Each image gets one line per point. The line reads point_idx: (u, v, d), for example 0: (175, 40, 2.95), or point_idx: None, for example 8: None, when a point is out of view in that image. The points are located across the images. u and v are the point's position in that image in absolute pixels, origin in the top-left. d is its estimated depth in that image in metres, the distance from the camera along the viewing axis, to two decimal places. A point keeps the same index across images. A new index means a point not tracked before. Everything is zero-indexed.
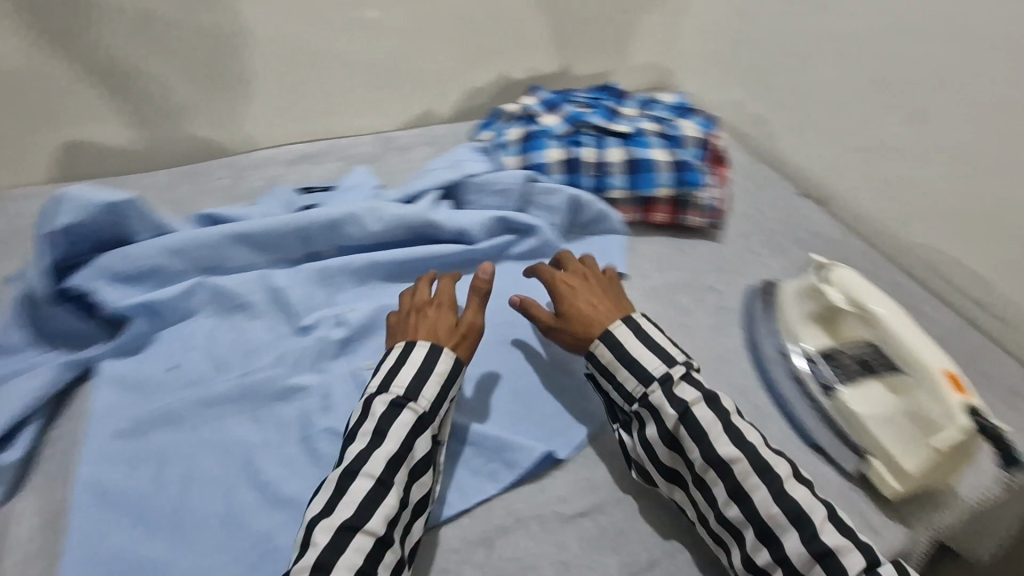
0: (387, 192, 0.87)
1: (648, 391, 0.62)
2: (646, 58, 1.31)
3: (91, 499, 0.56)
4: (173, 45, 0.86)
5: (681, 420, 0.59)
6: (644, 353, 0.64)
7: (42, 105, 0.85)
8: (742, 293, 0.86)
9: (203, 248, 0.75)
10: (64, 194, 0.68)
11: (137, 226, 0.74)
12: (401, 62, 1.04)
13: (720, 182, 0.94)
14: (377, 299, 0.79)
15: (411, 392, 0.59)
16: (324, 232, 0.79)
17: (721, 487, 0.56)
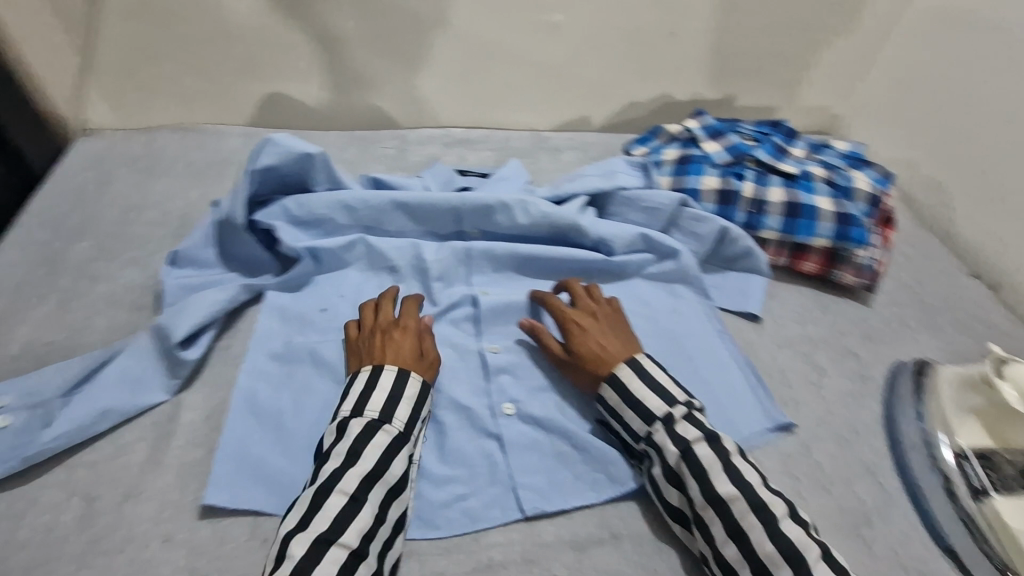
0: (538, 189, 0.90)
1: (651, 430, 0.60)
2: (817, 100, 1.24)
3: (244, 407, 0.63)
4: (375, 23, 0.95)
5: (681, 458, 0.57)
6: (648, 395, 0.62)
7: (259, 60, 0.96)
8: (887, 365, 0.79)
9: (369, 208, 0.81)
10: (270, 138, 0.78)
11: (318, 178, 0.82)
12: (570, 67, 1.07)
13: (882, 244, 0.88)
14: (513, 287, 0.80)
15: (385, 414, 0.59)
16: (476, 215, 0.82)
17: (719, 526, 0.54)
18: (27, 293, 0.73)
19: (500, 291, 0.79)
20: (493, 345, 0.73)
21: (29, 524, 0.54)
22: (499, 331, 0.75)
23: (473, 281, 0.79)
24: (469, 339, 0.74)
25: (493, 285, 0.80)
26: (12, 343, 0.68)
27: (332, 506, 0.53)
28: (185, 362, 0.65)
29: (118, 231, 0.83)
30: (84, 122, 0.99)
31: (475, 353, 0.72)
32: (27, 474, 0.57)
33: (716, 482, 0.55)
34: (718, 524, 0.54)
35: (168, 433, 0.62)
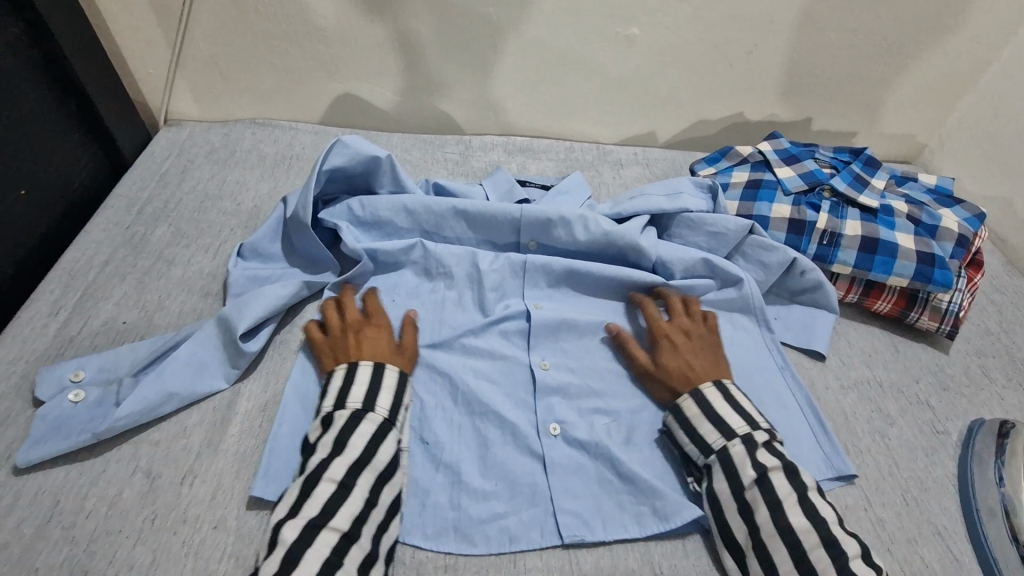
0: (598, 205, 0.88)
1: (728, 444, 0.60)
2: (901, 126, 1.18)
3: (294, 401, 0.65)
4: (451, 30, 0.95)
5: (757, 482, 0.57)
6: (730, 412, 0.63)
7: (337, 61, 0.99)
8: (965, 420, 0.73)
9: (430, 213, 0.81)
10: (342, 141, 0.80)
11: (383, 180, 0.84)
12: (641, 81, 1.05)
13: (968, 289, 0.82)
14: (567, 303, 0.79)
15: (369, 402, 0.61)
16: (536, 227, 0.81)
17: (784, 554, 0.54)
18: (108, 271, 0.77)
19: (553, 305, 0.78)
20: (543, 361, 0.72)
21: (95, 496, 0.57)
22: (549, 347, 0.74)
23: (528, 294, 0.79)
24: (519, 352, 0.73)
25: (547, 299, 0.79)
26: (93, 318, 0.72)
27: (321, 492, 0.54)
28: (246, 355, 0.67)
29: (194, 218, 0.87)
30: (170, 110, 1.04)
31: (524, 367, 0.71)
32: (96, 448, 0.60)
33: (788, 513, 0.55)
34: (784, 551, 0.54)
35: (225, 419, 0.64)
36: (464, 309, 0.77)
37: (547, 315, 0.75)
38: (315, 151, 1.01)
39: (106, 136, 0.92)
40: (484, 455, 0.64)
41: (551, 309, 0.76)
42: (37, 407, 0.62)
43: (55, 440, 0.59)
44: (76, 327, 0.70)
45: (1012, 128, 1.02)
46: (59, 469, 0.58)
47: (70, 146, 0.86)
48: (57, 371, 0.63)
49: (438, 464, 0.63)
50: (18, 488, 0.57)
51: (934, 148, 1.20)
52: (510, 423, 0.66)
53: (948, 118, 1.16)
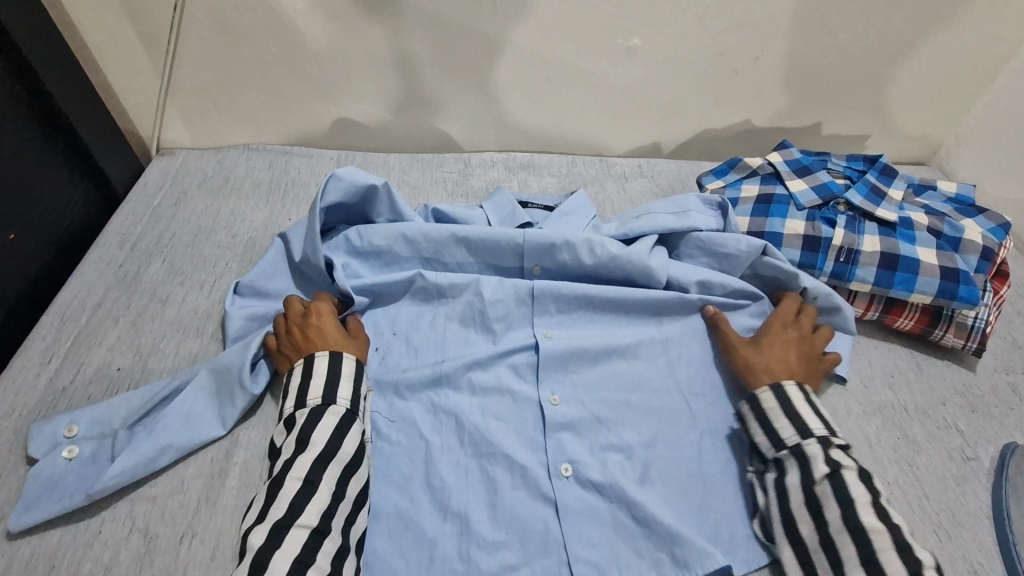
0: (603, 225, 0.85)
1: (803, 442, 0.60)
2: (914, 126, 1.14)
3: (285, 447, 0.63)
4: (446, 48, 0.92)
5: (830, 478, 0.57)
6: (808, 412, 0.62)
7: (330, 82, 0.96)
8: (996, 444, 0.70)
9: (430, 241, 0.78)
10: (336, 173, 0.77)
11: (380, 209, 0.81)
12: (644, 92, 1.01)
13: (995, 302, 0.78)
14: (577, 331, 0.76)
15: (329, 395, 0.61)
16: (540, 252, 0.78)
17: (852, 552, 0.53)
18: (101, 314, 0.75)
19: (563, 334, 0.75)
20: (552, 396, 0.69)
21: (91, 559, 0.55)
22: (558, 380, 0.70)
23: (535, 322, 0.75)
24: (528, 387, 0.70)
25: (556, 327, 0.76)
26: (87, 366, 0.70)
27: (287, 491, 0.54)
28: (251, 394, 0.64)
29: (189, 253, 0.84)
30: (162, 139, 1.02)
31: (531, 404, 0.68)
32: (91, 508, 0.58)
33: (862, 513, 0.54)
34: (851, 549, 0.53)
35: (224, 469, 0.62)
36: (468, 341, 0.73)
37: (557, 345, 0.72)
38: (311, 175, 0.98)
39: (96, 170, 0.90)
40: (494, 502, 0.61)
41: (559, 339, 0.73)
42: (29, 465, 0.60)
43: (49, 502, 0.56)
44: (68, 376, 0.68)
45: None
46: (53, 532, 0.56)
47: (59, 182, 0.85)
48: (49, 427, 0.61)
49: (446, 513, 0.60)
50: (10, 554, 0.54)
51: (950, 148, 1.16)
52: (520, 466, 0.63)
53: (963, 116, 1.12)
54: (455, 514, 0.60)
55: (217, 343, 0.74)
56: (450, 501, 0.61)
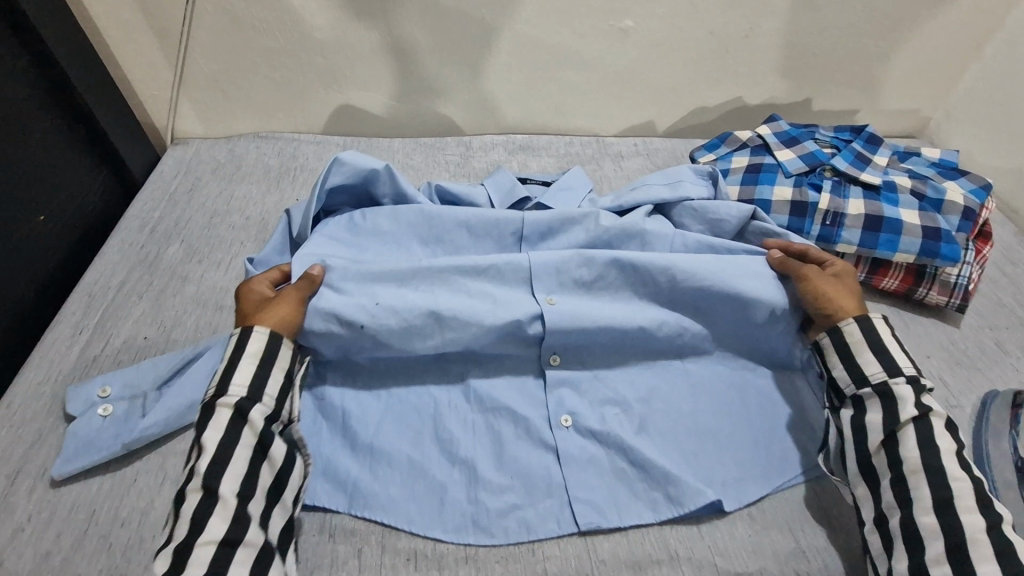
0: (599, 200, 0.88)
1: (891, 380, 0.63)
2: (905, 101, 1.16)
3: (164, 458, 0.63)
4: (447, 33, 0.96)
5: (915, 419, 0.60)
6: (896, 351, 0.65)
7: (337, 70, 1.00)
8: (980, 394, 0.73)
9: (433, 221, 0.82)
10: (338, 159, 0.81)
11: (382, 189, 0.85)
12: (638, 72, 1.05)
13: (978, 262, 0.81)
14: (581, 298, 0.72)
15: (219, 387, 0.58)
16: (540, 229, 0.81)
17: (925, 493, 0.56)
18: (125, 292, 0.80)
19: (567, 298, 0.71)
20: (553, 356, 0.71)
21: (128, 505, 0.59)
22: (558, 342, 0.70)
23: (536, 288, 0.72)
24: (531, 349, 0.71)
25: (559, 291, 0.72)
26: (115, 338, 0.74)
27: (189, 505, 0.52)
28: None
29: (205, 234, 0.89)
30: (175, 130, 1.06)
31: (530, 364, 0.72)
32: (127, 458, 0.62)
33: (945, 462, 0.57)
34: (925, 490, 0.56)
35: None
36: (466, 316, 0.67)
37: (560, 314, 0.69)
38: (319, 161, 1.03)
39: (116, 159, 0.95)
40: (500, 451, 0.65)
41: (570, 314, 0.69)
42: (67, 424, 0.65)
43: (86, 454, 0.61)
44: (98, 347, 0.73)
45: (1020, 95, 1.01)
46: (93, 481, 0.60)
47: (81, 170, 0.89)
48: (85, 390, 0.66)
49: (455, 460, 0.64)
50: (55, 502, 0.59)
51: (941, 120, 1.18)
52: (525, 422, 0.67)
53: (952, 88, 1.15)
54: (462, 463, 0.64)
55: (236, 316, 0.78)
56: (460, 452, 0.65)
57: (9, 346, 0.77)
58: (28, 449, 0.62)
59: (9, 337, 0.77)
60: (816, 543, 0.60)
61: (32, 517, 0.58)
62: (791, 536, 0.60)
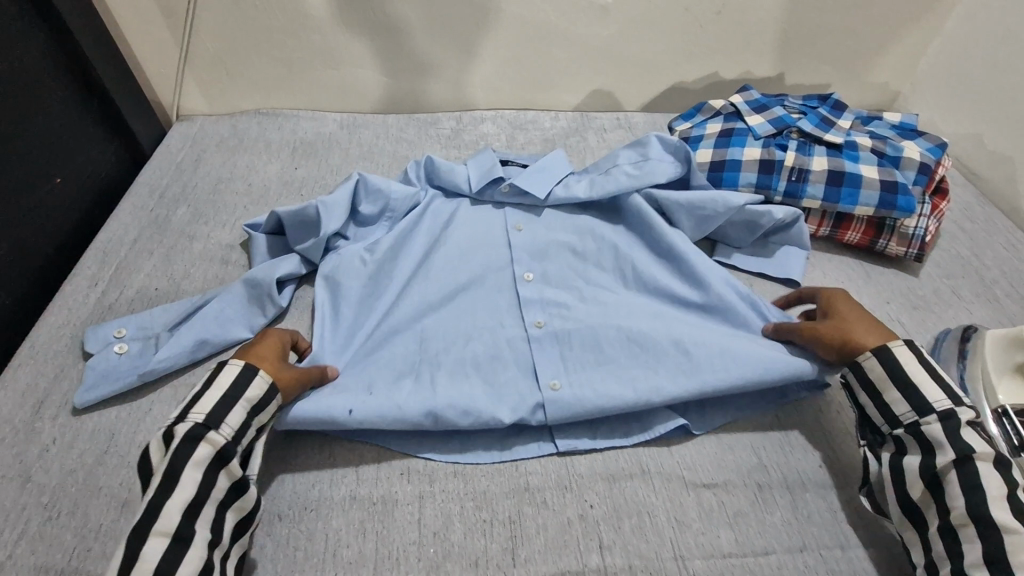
0: (574, 183, 0.86)
1: (922, 421, 0.58)
2: (875, 75, 1.22)
3: (174, 391, 0.68)
4: (437, 12, 1.02)
5: (956, 464, 0.55)
6: (926, 381, 0.59)
7: (334, 48, 1.06)
8: (934, 333, 0.79)
9: (431, 264, 0.79)
10: (319, 202, 0.77)
11: (366, 203, 0.81)
12: (619, 48, 1.11)
13: (935, 214, 0.87)
14: (588, 380, 0.68)
15: (212, 420, 0.53)
16: (532, 257, 0.81)
17: (975, 547, 0.52)
18: (138, 248, 0.85)
19: (573, 383, 0.68)
20: (552, 382, 0.68)
21: (144, 430, 0.64)
22: (560, 405, 0.65)
23: (540, 372, 0.69)
24: (529, 385, 0.68)
25: (563, 373, 0.69)
26: (128, 289, 0.79)
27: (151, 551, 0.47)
28: (279, 306, 0.74)
29: (210, 200, 0.94)
30: (180, 107, 1.11)
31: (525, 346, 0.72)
32: (142, 390, 0.67)
33: (993, 508, 0.52)
34: (977, 543, 0.52)
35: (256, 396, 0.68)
36: (464, 406, 0.64)
37: (565, 401, 0.66)
38: (317, 135, 1.08)
39: (127, 132, 1.00)
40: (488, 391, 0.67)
41: (575, 400, 0.66)
42: (86, 359, 0.70)
43: (107, 383, 0.66)
44: (113, 296, 0.78)
45: (982, 67, 1.06)
46: (111, 408, 0.65)
47: (94, 139, 0.94)
48: (103, 330, 0.71)
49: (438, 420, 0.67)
50: (78, 426, 0.64)
51: (908, 94, 1.24)
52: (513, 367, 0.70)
53: (918, 63, 1.21)
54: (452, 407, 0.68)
55: (241, 270, 0.83)
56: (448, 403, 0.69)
57: (31, 298, 0.82)
58: (51, 382, 0.68)
59: (29, 290, 0.82)
60: (776, 457, 0.65)
61: (57, 439, 0.63)
62: (753, 452, 0.66)
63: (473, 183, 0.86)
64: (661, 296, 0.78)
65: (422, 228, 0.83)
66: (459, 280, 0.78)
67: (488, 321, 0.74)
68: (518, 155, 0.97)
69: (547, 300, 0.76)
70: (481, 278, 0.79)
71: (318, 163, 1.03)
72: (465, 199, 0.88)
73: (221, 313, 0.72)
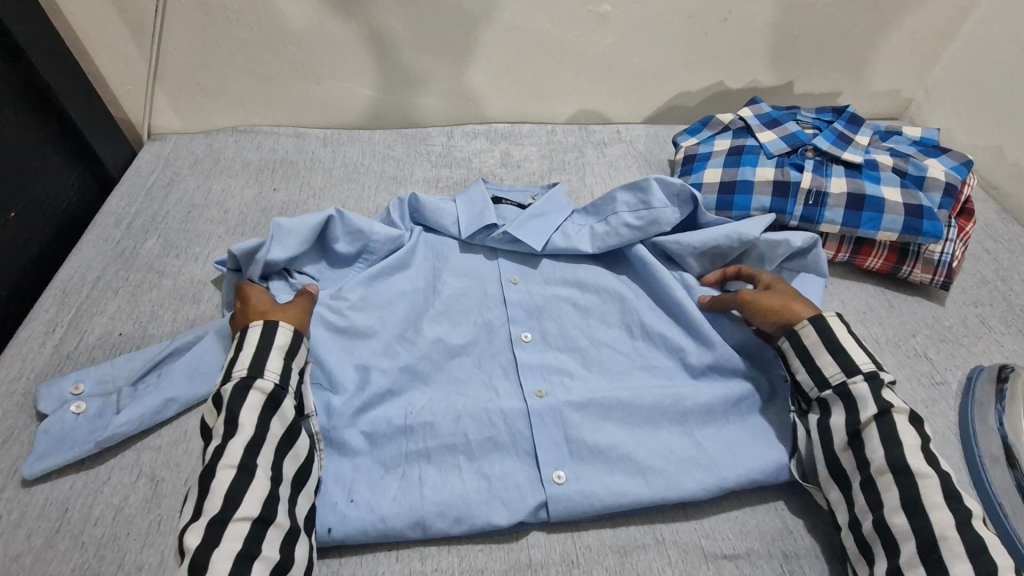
0: (574, 233, 0.81)
1: (849, 380, 0.59)
2: (887, 81, 1.16)
3: (132, 458, 0.61)
4: (426, 22, 0.95)
5: (877, 417, 0.57)
6: (853, 346, 0.62)
7: (316, 62, 0.99)
8: (965, 370, 0.73)
9: (419, 322, 0.73)
10: (277, 225, 0.72)
11: (340, 238, 0.75)
12: (618, 58, 1.04)
13: (962, 238, 0.82)
14: (596, 471, 0.62)
15: (255, 370, 0.57)
16: (528, 314, 0.76)
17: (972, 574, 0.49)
18: (101, 286, 0.78)
19: (579, 475, 0.61)
20: (555, 475, 0.61)
21: (102, 502, 0.58)
22: (565, 500, 0.59)
23: (542, 462, 0.62)
24: (529, 471, 0.62)
25: (567, 460, 0.63)
26: (90, 333, 0.73)
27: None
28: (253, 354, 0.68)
29: (183, 229, 0.87)
30: (151, 125, 1.04)
31: (524, 423, 0.65)
32: (100, 456, 0.61)
33: None
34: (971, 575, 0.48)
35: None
36: (458, 505, 0.59)
37: (570, 497, 0.59)
38: (299, 154, 1.01)
39: (91, 156, 0.93)
40: (483, 481, 0.61)
41: (579, 496, 0.59)
42: (39, 422, 0.63)
43: (60, 451, 0.60)
44: (72, 343, 0.72)
45: (1002, 75, 1.00)
46: (64, 479, 0.59)
47: (54, 166, 0.88)
48: (58, 386, 0.65)
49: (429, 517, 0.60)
50: (26, 500, 0.58)
51: (921, 102, 1.18)
52: (512, 457, 0.63)
53: (931, 69, 1.15)
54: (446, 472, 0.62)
55: (213, 309, 0.77)
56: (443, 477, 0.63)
57: None
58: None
59: None
60: (801, 522, 0.61)
61: (4, 515, 0.57)
62: (777, 516, 0.61)
63: (462, 225, 0.81)
64: (671, 357, 0.72)
65: (398, 279, 0.76)
66: (453, 344, 0.72)
67: (482, 392, 0.68)
68: (512, 187, 0.91)
69: (547, 366, 0.70)
70: (477, 342, 0.73)
71: (298, 186, 0.96)
72: (454, 241, 0.82)
73: (191, 363, 0.66)
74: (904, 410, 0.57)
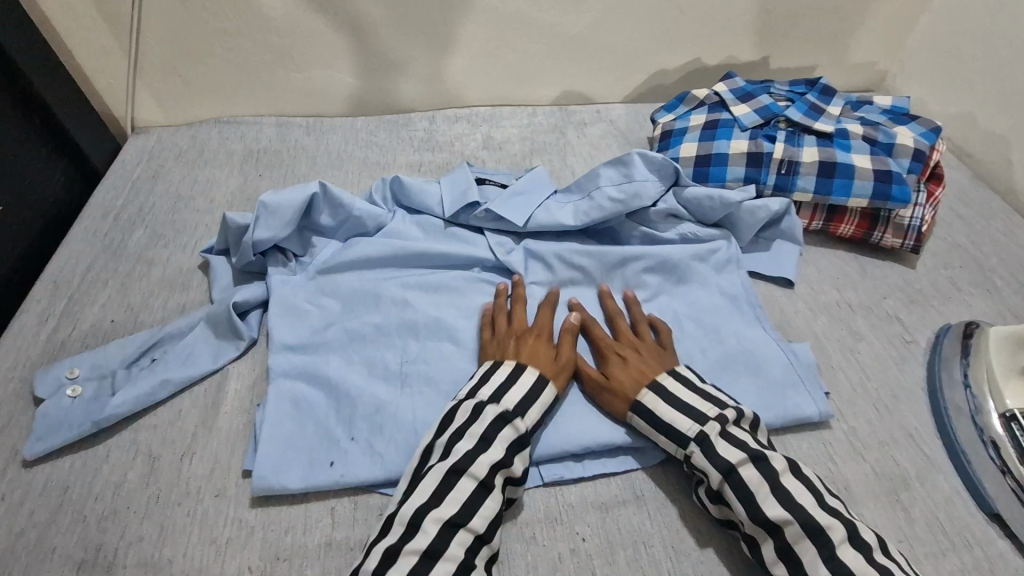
0: (557, 209, 0.83)
1: (687, 453, 0.59)
2: (863, 53, 1.17)
3: (129, 437, 0.63)
4: (403, 7, 0.96)
5: (725, 480, 0.55)
6: (676, 415, 0.60)
7: (295, 51, 1.00)
8: (933, 329, 0.76)
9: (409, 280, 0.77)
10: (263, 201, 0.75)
11: (323, 210, 0.78)
12: (596, 37, 1.06)
13: (931, 202, 0.84)
14: (573, 405, 0.66)
15: (519, 409, 0.60)
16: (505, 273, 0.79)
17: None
18: (92, 276, 0.80)
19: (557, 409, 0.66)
20: None
21: (102, 480, 0.60)
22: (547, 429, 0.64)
23: None
24: None
25: None
26: (82, 321, 0.74)
27: None
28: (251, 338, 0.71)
29: (170, 219, 0.89)
30: (134, 119, 1.05)
31: None
32: (97, 436, 0.63)
33: None
34: None
35: (237, 435, 0.64)
36: None
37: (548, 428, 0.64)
38: (282, 143, 1.02)
39: (75, 151, 0.94)
40: None
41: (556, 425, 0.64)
42: (37, 406, 0.65)
43: (58, 432, 0.62)
44: (65, 332, 0.73)
45: (972, 43, 1.02)
46: (65, 458, 0.61)
47: (39, 161, 0.89)
48: (53, 372, 0.66)
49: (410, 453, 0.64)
50: (29, 479, 0.60)
51: (897, 73, 1.20)
52: None
53: (905, 40, 1.16)
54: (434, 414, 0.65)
55: (203, 295, 0.79)
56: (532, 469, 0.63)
57: None
58: None
59: None
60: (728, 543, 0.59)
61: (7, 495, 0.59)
62: None
63: (445, 205, 0.83)
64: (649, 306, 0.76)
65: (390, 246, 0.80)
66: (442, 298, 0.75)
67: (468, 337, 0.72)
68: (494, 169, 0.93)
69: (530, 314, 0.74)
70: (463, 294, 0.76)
71: (282, 174, 0.97)
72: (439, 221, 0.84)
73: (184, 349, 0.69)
74: (742, 457, 0.56)
